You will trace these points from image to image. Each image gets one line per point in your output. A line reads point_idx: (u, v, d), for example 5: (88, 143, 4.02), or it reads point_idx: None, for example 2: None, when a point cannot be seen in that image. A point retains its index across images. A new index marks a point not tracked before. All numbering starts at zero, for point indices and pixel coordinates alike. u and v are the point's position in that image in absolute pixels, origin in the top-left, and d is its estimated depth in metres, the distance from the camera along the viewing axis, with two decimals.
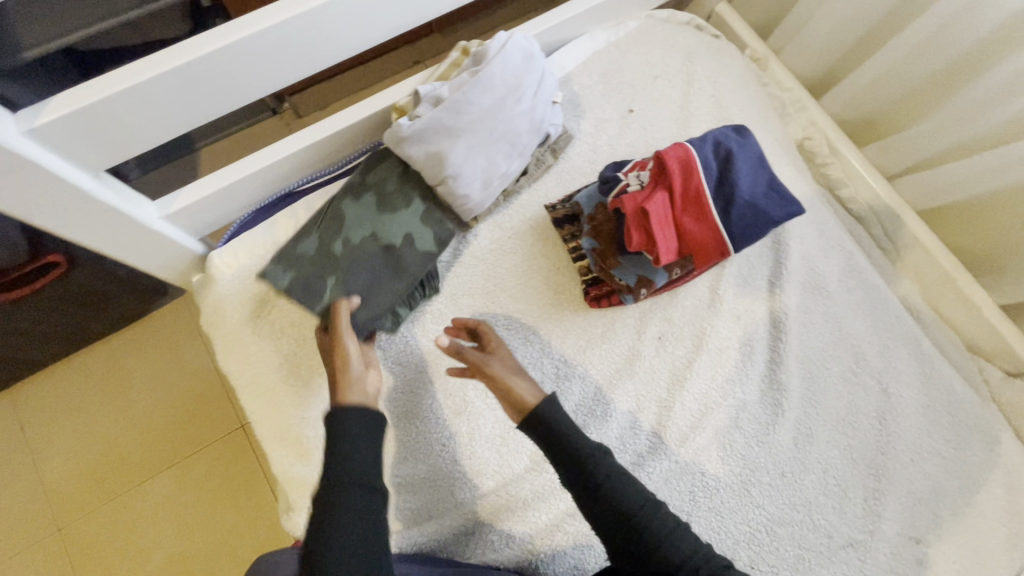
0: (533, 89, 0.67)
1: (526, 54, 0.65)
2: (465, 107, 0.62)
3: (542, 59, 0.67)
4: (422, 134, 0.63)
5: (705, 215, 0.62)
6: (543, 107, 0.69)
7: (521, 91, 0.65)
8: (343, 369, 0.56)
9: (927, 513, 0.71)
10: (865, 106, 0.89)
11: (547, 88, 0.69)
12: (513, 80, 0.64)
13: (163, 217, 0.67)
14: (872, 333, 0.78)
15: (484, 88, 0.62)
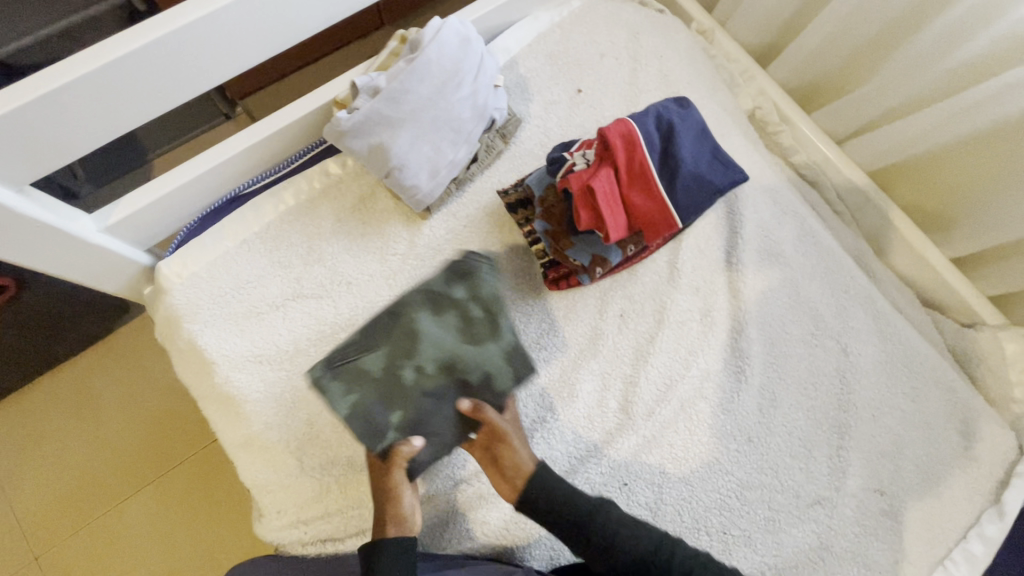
0: (473, 73, 0.66)
1: (462, 38, 0.64)
2: (404, 96, 0.62)
3: (480, 42, 0.67)
4: (362, 126, 0.62)
5: (651, 190, 0.62)
6: (485, 91, 0.69)
7: (460, 76, 0.65)
8: (393, 507, 0.61)
9: (890, 466, 0.73)
10: (811, 72, 0.90)
11: (487, 71, 0.68)
12: (451, 66, 0.63)
13: (101, 229, 0.65)
14: (829, 294, 0.79)
15: (423, 75, 0.62)
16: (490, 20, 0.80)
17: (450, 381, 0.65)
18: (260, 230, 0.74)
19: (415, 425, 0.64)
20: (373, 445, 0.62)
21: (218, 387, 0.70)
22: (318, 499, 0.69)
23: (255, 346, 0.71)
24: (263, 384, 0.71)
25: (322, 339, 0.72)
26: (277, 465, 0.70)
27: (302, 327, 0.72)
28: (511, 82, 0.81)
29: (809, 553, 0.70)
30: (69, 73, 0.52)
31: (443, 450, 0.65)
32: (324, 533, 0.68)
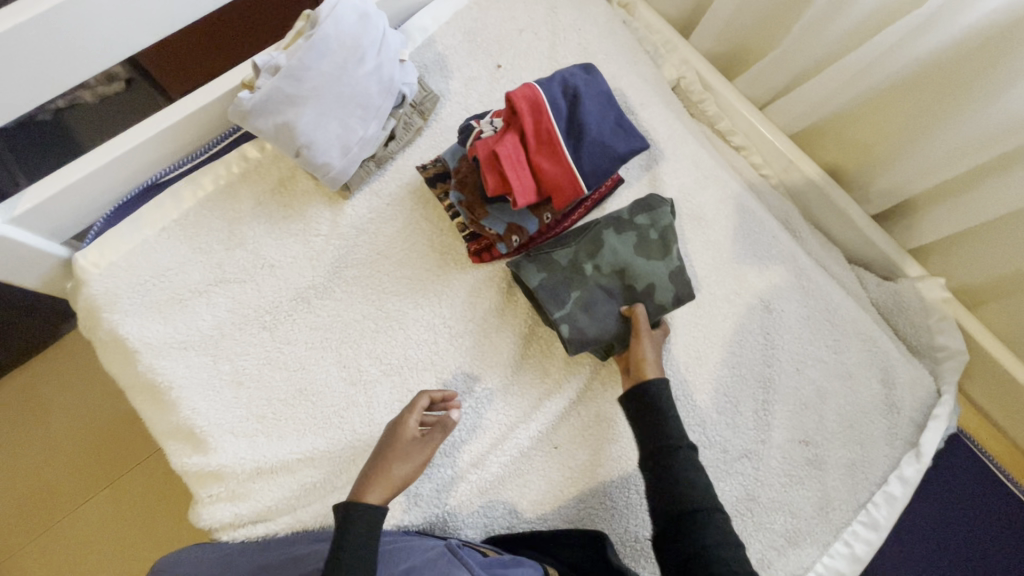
0: (374, 48, 0.67)
1: (361, 13, 0.65)
2: (304, 73, 0.63)
3: (380, 18, 0.68)
4: (265, 106, 0.63)
5: (558, 155, 0.61)
6: (391, 66, 0.70)
7: (361, 52, 0.66)
8: (403, 465, 0.63)
9: (814, 416, 0.75)
10: (729, 40, 0.91)
11: (391, 47, 0.69)
12: (350, 41, 0.65)
13: (9, 221, 0.64)
14: (751, 254, 0.81)
15: (321, 52, 0.63)
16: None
17: (619, 287, 0.69)
18: (179, 217, 0.74)
19: (587, 308, 0.68)
20: (553, 315, 0.67)
21: (142, 376, 0.70)
22: (250, 481, 0.69)
23: (177, 333, 0.71)
24: (188, 369, 0.70)
25: (247, 322, 0.72)
26: (206, 449, 0.69)
27: (226, 311, 0.72)
28: (429, 60, 0.82)
29: (736, 504, 0.72)
30: None
31: (602, 339, 0.68)
32: (254, 515, 0.68)
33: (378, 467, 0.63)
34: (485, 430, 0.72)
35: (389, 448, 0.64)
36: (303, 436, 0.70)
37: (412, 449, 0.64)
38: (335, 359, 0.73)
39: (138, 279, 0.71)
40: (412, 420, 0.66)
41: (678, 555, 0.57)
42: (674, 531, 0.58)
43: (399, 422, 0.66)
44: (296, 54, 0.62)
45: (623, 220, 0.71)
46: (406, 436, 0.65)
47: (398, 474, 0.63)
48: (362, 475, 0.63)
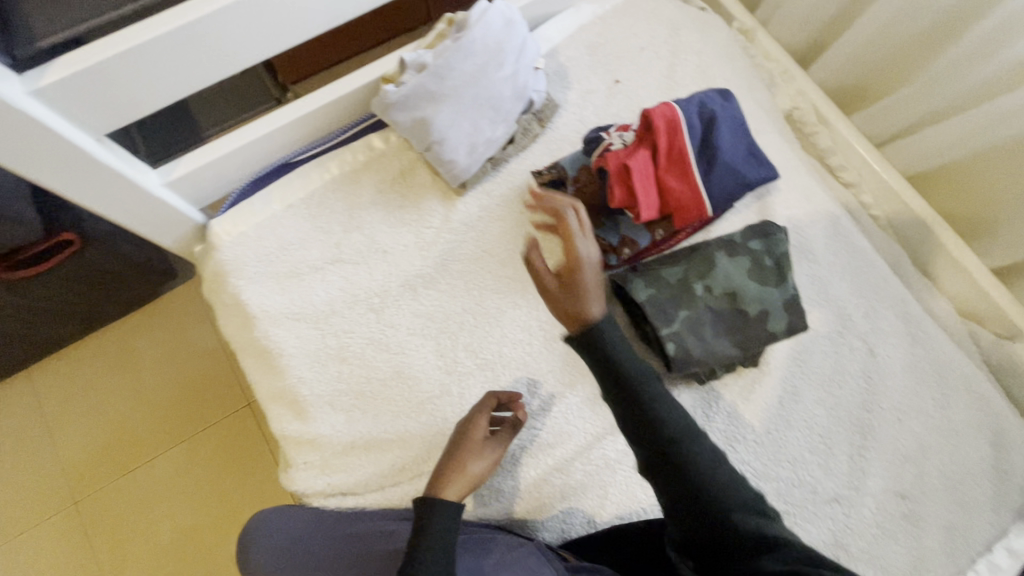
0: (513, 55, 0.70)
1: (507, 21, 0.68)
2: (449, 73, 0.66)
3: (524, 27, 0.71)
4: (408, 100, 0.66)
5: (688, 174, 0.62)
6: (526, 73, 0.73)
7: (502, 56, 0.69)
8: (473, 465, 0.63)
9: (914, 470, 0.72)
10: (852, 75, 0.89)
11: (528, 56, 0.72)
12: (494, 46, 0.68)
13: (165, 183, 0.70)
14: (858, 294, 0.79)
15: (468, 53, 0.66)
16: (533, 11, 0.84)
17: (729, 310, 0.69)
18: (305, 196, 0.78)
19: (692, 329, 0.67)
20: (660, 331, 0.67)
21: (257, 341, 0.75)
22: (344, 454, 0.72)
23: (293, 305, 0.75)
24: (298, 340, 0.75)
25: (357, 302, 0.76)
26: (306, 417, 0.73)
27: (338, 290, 0.76)
28: (551, 70, 0.84)
29: (822, 549, 0.69)
30: (144, 34, 0.55)
31: (709, 359, 0.67)
32: (345, 486, 0.71)
33: (455, 465, 0.63)
34: (571, 436, 0.72)
35: (463, 444, 0.65)
36: (397, 417, 0.73)
37: (484, 448, 0.65)
38: (432, 347, 0.75)
39: (263, 251, 0.76)
40: (483, 419, 0.67)
41: (680, 503, 0.50)
42: (663, 478, 0.51)
43: (471, 420, 0.67)
44: (446, 54, 0.65)
45: (736, 245, 0.72)
46: (477, 436, 0.65)
47: (474, 473, 0.63)
48: (436, 473, 0.63)
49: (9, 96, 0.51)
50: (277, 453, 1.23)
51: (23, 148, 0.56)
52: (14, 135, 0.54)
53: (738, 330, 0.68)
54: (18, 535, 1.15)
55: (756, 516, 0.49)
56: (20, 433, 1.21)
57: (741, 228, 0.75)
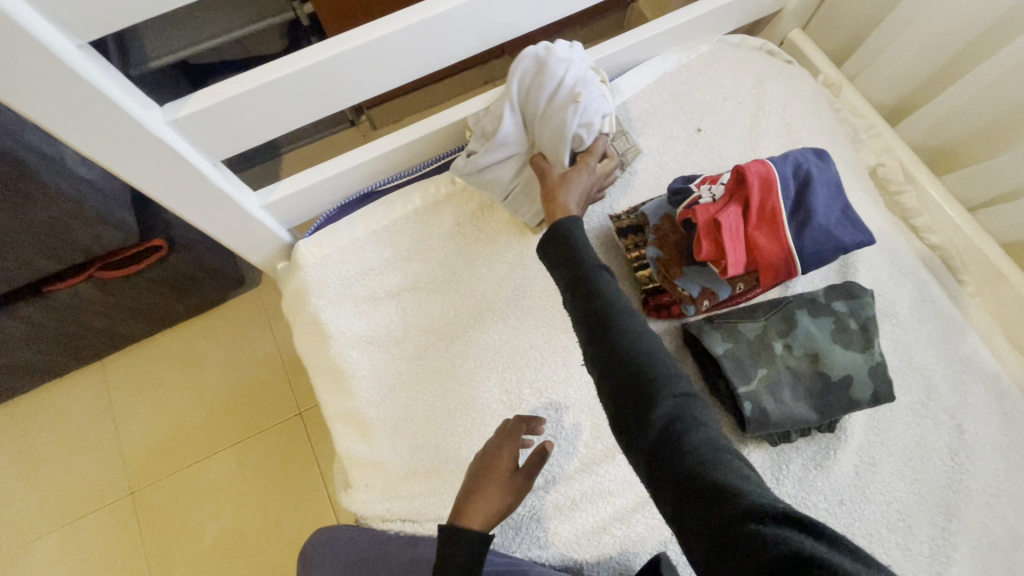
0: (548, 94, 0.70)
1: (539, 61, 0.70)
2: (494, 129, 0.73)
3: (562, 60, 0.70)
4: (473, 166, 0.75)
5: (779, 234, 0.61)
6: (566, 104, 0.69)
7: (538, 100, 0.70)
8: (497, 491, 0.63)
9: (1005, 562, 0.66)
10: (943, 137, 0.86)
11: (567, 88, 0.70)
12: (529, 93, 0.72)
13: (263, 205, 0.75)
14: (944, 365, 0.76)
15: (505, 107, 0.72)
16: (620, 60, 0.85)
17: (810, 372, 0.67)
18: (388, 224, 0.82)
19: (771, 388, 0.66)
20: (738, 388, 0.65)
21: (331, 360, 0.77)
22: (404, 480, 0.73)
23: (369, 328, 0.78)
24: (370, 362, 0.77)
25: (429, 330, 0.78)
26: (371, 440, 0.75)
27: (413, 316, 0.79)
28: (633, 115, 0.85)
29: None
30: (271, 74, 0.59)
31: (788, 421, 0.65)
32: (404, 513, 0.71)
33: (479, 490, 0.63)
34: (633, 485, 0.71)
35: (486, 473, 0.64)
36: (460, 448, 0.73)
37: (511, 477, 0.65)
38: (499, 381, 0.76)
39: (343, 273, 0.80)
40: (510, 447, 0.66)
41: (641, 436, 0.49)
42: (630, 415, 0.50)
43: (498, 449, 0.66)
44: (491, 112, 0.73)
45: (819, 304, 0.70)
46: (504, 462, 0.65)
47: (500, 499, 0.63)
48: (462, 492, 0.64)
49: (151, 125, 0.56)
50: (322, 464, 1.25)
51: (151, 170, 0.61)
52: (148, 158, 0.59)
53: (820, 394, 0.66)
54: (76, 521, 1.20)
55: (727, 464, 0.45)
56: (90, 423, 1.27)
57: (823, 287, 0.73)
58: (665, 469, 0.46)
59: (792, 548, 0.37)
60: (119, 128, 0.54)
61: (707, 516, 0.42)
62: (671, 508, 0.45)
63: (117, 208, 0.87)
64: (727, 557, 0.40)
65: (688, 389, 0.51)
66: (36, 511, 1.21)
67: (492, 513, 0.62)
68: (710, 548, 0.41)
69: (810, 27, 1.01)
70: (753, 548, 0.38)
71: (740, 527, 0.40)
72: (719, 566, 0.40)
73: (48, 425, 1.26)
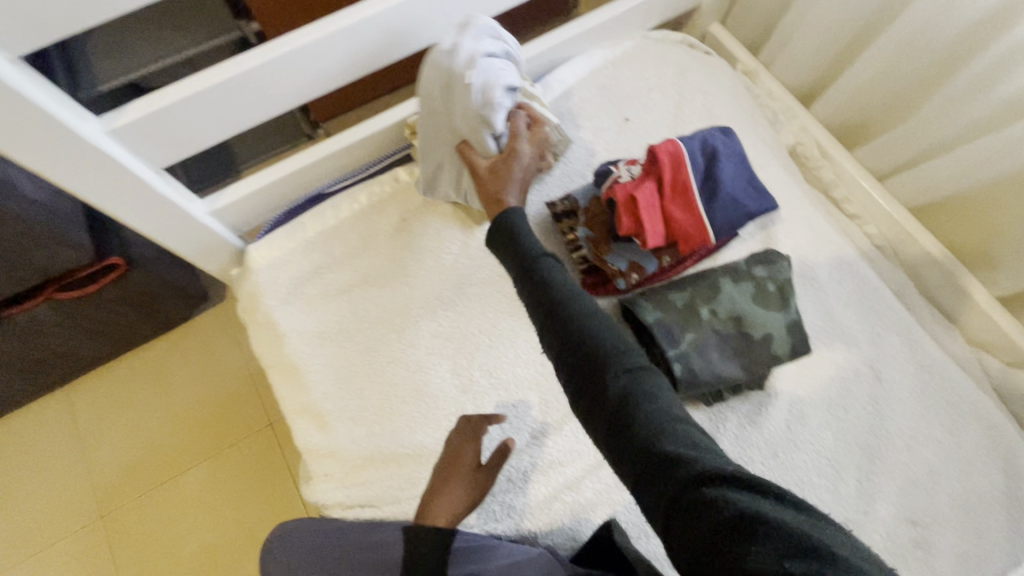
0: (448, 91, 0.71)
1: (430, 61, 0.71)
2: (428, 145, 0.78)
3: (448, 51, 0.70)
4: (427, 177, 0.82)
5: (692, 206, 0.67)
6: (461, 99, 0.70)
7: (439, 103, 0.72)
8: (459, 491, 0.67)
9: (924, 496, 0.72)
10: (851, 113, 0.93)
11: (461, 78, 0.69)
12: (432, 96, 0.73)
13: (210, 212, 0.78)
14: (863, 321, 0.81)
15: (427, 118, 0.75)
16: (547, 58, 0.91)
17: (733, 334, 0.72)
18: (336, 224, 0.85)
19: (700, 351, 0.70)
20: (667, 353, 0.70)
21: (286, 357, 0.80)
22: (362, 467, 0.75)
23: (322, 325, 0.81)
24: (325, 357, 0.80)
25: (380, 322, 0.81)
26: (328, 431, 0.77)
27: (362, 311, 0.82)
28: (564, 109, 0.91)
29: None
30: (205, 82, 0.63)
31: (718, 380, 0.70)
32: (362, 499, 0.74)
33: (439, 491, 0.67)
34: (581, 453, 0.75)
35: (450, 472, 0.67)
36: (415, 433, 0.76)
37: (473, 476, 0.68)
38: (451, 366, 0.79)
39: (295, 274, 0.83)
40: (471, 445, 0.69)
41: (597, 414, 0.50)
42: (585, 393, 0.51)
43: (460, 448, 0.69)
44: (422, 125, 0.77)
45: (741, 272, 0.75)
46: (464, 463, 0.68)
47: (463, 498, 0.67)
48: (425, 495, 0.68)
49: (89, 136, 0.59)
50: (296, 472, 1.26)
51: (93, 181, 0.63)
52: (89, 170, 0.62)
53: (743, 353, 0.71)
54: (46, 549, 1.19)
55: (679, 433, 0.46)
56: (56, 449, 1.26)
57: (747, 256, 0.79)
58: (623, 440, 0.47)
59: (740, 507, 0.39)
60: (56, 140, 0.57)
61: (660, 486, 0.43)
62: (630, 481, 0.46)
63: (69, 227, 0.89)
64: (683, 524, 0.41)
65: (639, 359, 0.52)
66: (4, 543, 1.19)
67: (455, 509, 0.66)
68: (668, 517, 0.42)
69: (730, 21, 1.08)
70: (704, 513, 0.40)
71: (691, 494, 0.41)
72: (676, 534, 0.41)
73: (11, 455, 1.25)
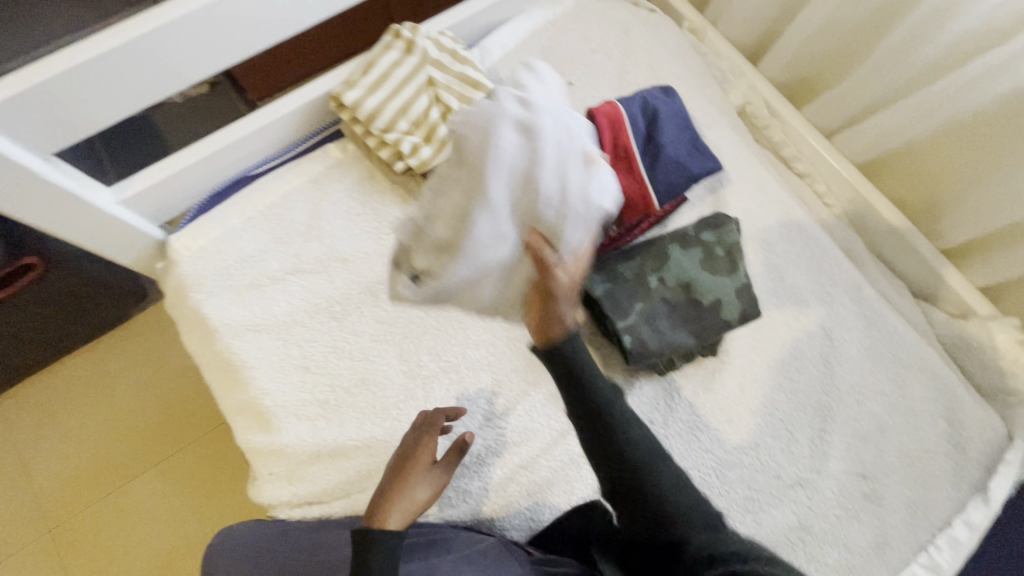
0: (525, 162, 0.55)
1: (521, 125, 0.55)
2: (455, 235, 0.57)
3: (534, 111, 0.56)
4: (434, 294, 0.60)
5: (634, 171, 0.64)
6: (556, 167, 0.55)
7: (530, 173, 0.55)
8: (411, 492, 0.61)
9: (873, 450, 0.73)
10: (798, 70, 0.91)
11: (544, 150, 0.55)
12: (519, 168, 0.55)
13: (119, 202, 0.71)
14: (813, 281, 0.81)
15: (465, 195, 0.56)
16: (482, 19, 0.86)
17: (683, 301, 0.70)
18: (264, 209, 0.79)
19: (649, 320, 0.69)
20: (616, 325, 0.68)
21: (220, 354, 0.75)
22: (309, 463, 0.72)
23: (255, 317, 0.76)
24: (262, 351, 0.75)
25: (318, 311, 0.77)
26: (270, 429, 0.73)
27: (299, 299, 0.77)
28: (503, 74, 0.86)
29: (789, 532, 0.70)
30: (88, 52, 0.56)
31: (668, 348, 0.69)
32: (311, 495, 0.71)
33: (389, 490, 0.61)
34: (537, 433, 0.73)
35: (407, 469, 0.63)
36: (362, 424, 0.73)
37: (427, 474, 0.63)
38: (398, 353, 0.76)
39: (223, 264, 0.77)
40: (427, 441, 0.65)
41: (627, 498, 0.56)
42: (617, 480, 0.56)
43: (416, 444, 0.65)
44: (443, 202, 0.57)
45: (689, 237, 0.73)
46: (419, 460, 0.63)
47: (415, 498, 0.61)
48: (374, 500, 0.61)
49: None
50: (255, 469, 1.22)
51: None
52: None
53: (693, 320, 0.69)
54: None
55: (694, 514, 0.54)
56: None
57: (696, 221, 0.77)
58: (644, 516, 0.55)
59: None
60: None
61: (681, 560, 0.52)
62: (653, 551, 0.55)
63: None
64: None
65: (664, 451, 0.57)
66: None
67: (405, 511, 0.60)
68: None
69: None
70: None
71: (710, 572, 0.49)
72: None
73: None
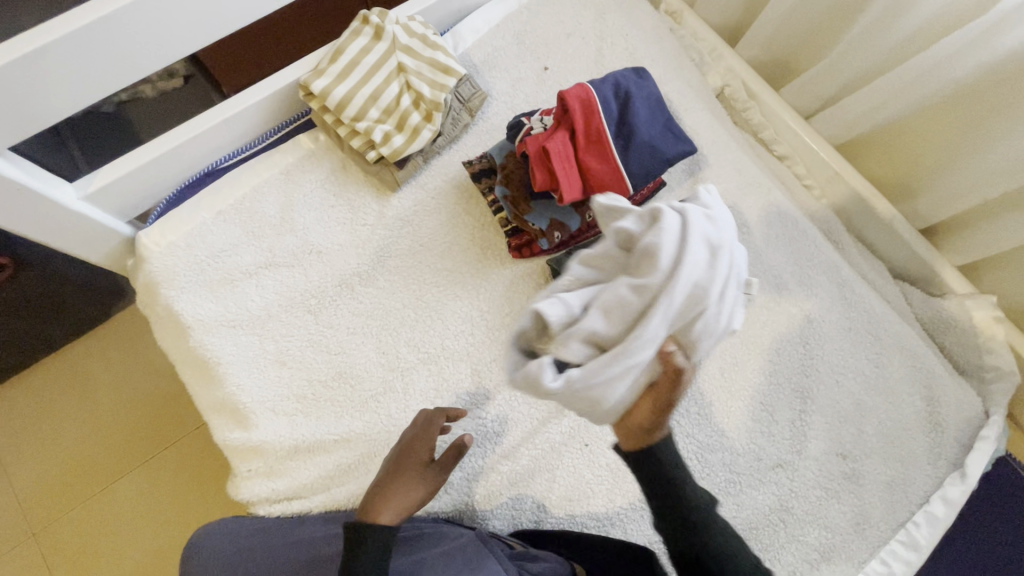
0: (700, 282, 0.45)
1: (706, 244, 0.46)
2: (625, 330, 0.45)
3: (720, 229, 0.48)
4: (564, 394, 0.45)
5: (607, 155, 0.64)
6: (719, 319, 0.47)
7: (699, 294, 0.46)
8: (409, 491, 0.62)
9: (853, 430, 0.74)
10: (776, 50, 0.90)
11: (723, 278, 0.47)
12: (692, 285, 0.45)
13: (82, 197, 0.69)
14: (793, 263, 0.80)
15: (640, 289, 0.44)
16: (453, 3, 0.84)
17: None
18: (235, 203, 0.78)
19: None
20: None
21: (193, 351, 0.74)
22: (288, 459, 0.71)
23: (228, 312, 0.74)
24: (236, 347, 0.74)
25: (293, 305, 0.75)
26: (247, 425, 0.72)
27: (273, 294, 0.76)
28: (477, 60, 0.84)
29: (769, 514, 0.70)
30: (39, 39, 0.54)
31: None
32: (290, 491, 0.70)
33: (385, 487, 0.62)
34: (518, 422, 0.73)
35: (402, 466, 0.63)
36: (341, 418, 0.72)
37: (425, 473, 0.64)
38: (376, 345, 0.75)
39: (194, 260, 0.75)
40: (428, 439, 0.65)
41: None
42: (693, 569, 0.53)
43: (415, 441, 0.65)
44: (609, 289, 0.45)
45: None
46: (418, 459, 0.64)
47: (411, 497, 0.62)
48: (369, 492, 0.62)
49: None
50: None
51: None
52: None
53: None
54: None
55: None
56: None
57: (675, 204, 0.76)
58: None
59: None
60: None
61: None
62: None
63: None
64: None
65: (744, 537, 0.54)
66: None
67: (400, 508, 0.61)
68: None
69: None
70: None
71: None
72: None
73: None
